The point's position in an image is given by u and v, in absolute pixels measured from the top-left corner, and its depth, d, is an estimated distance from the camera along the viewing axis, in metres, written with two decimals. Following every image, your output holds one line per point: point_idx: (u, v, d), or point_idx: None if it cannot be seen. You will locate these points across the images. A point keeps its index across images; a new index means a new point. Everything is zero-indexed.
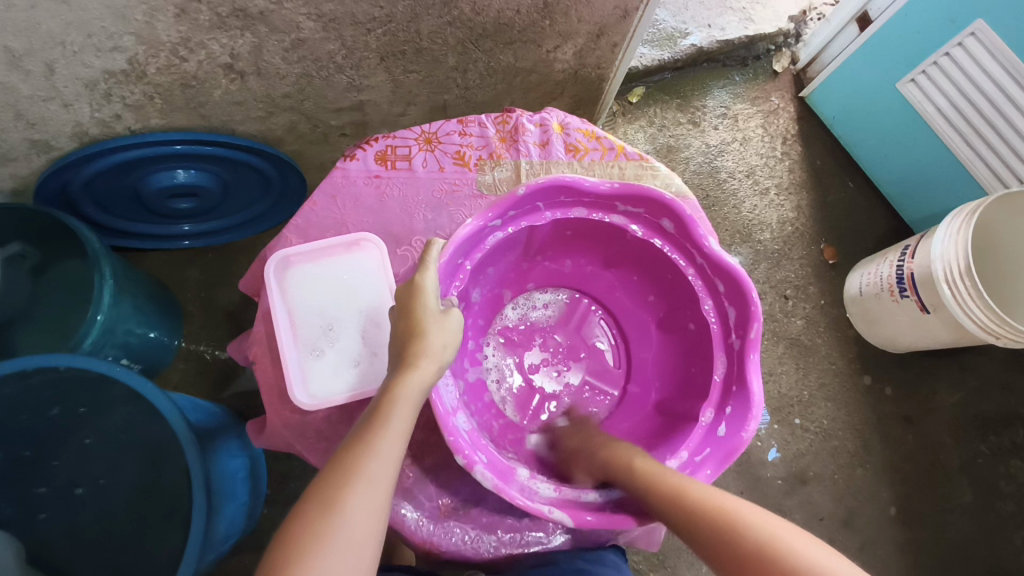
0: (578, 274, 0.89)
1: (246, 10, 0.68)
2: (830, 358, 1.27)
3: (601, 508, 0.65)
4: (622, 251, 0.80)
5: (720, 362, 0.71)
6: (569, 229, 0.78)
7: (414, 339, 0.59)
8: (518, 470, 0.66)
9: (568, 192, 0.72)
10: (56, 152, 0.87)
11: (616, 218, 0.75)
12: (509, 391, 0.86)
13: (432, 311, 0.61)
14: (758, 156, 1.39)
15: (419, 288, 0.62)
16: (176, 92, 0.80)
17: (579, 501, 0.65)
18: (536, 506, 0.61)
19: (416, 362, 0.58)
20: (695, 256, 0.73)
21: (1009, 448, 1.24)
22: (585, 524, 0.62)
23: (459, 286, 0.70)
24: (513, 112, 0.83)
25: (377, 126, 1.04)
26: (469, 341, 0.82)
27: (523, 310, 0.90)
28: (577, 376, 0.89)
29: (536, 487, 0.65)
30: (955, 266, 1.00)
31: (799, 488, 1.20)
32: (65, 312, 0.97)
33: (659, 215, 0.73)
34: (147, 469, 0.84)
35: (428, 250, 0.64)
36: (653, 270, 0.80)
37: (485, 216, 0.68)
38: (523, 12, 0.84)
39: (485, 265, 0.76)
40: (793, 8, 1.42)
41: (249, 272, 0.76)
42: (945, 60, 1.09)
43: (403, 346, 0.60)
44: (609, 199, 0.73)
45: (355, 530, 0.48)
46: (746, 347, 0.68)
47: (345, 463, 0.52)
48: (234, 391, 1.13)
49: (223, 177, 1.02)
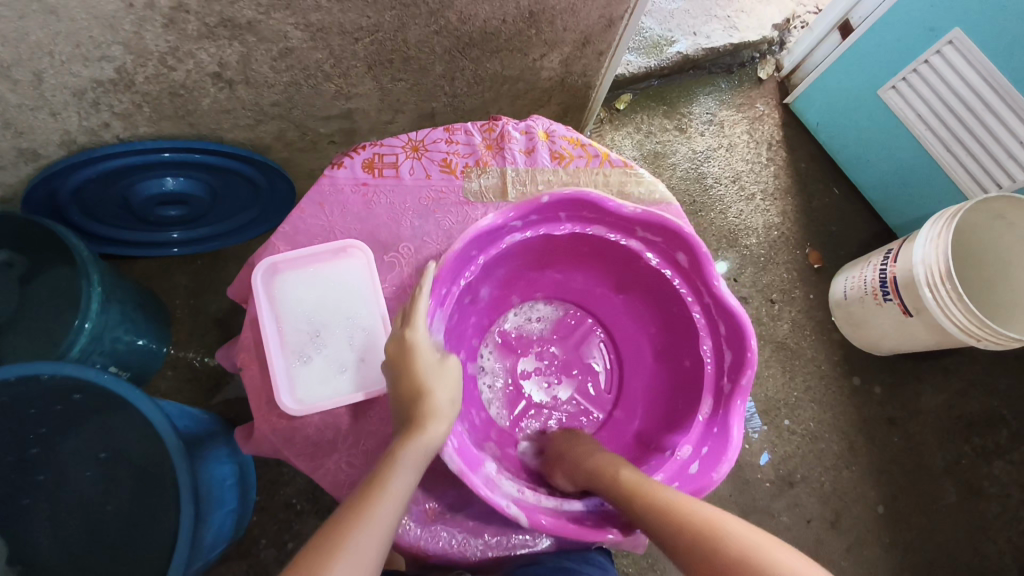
0: (585, 291, 0.89)
1: (234, 19, 0.69)
2: (816, 360, 1.29)
3: (557, 515, 0.66)
4: (632, 278, 0.81)
5: (705, 401, 0.72)
6: (584, 246, 0.79)
7: (419, 402, 0.62)
8: (486, 462, 0.66)
9: (590, 208, 0.73)
10: (44, 161, 0.87)
11: (634, 242, 0.75)
12: (499, 389, 0.88)
13: (430, 368, 0.64)
14: (744, 162, 1.40)
15: (411, 346, 0.64)
16: (165, 101, 0.80)
17: (537, 505, 0.65)
18: (496, 500, 0.62)
19: (425, 424, 0.60)
20: (703, 293, 0.73)
21: (992, 448, 1.26)
22: (543, 528, 0.62)
23: (468, 278, 0.72)
24: (499, 120, 0.84)
25: (366, 134, 1.04)
26: (470, 338, 0.84)
27: (525, 317, 0.92)
28: (567, 392, 0.90)
29: (499, 482, 0.65)
30: (936, 271, 1.02)
31: (787, 490, 1.21)
32: (52, 320, 0.97)
33: (675, 247, 0.73)
34: (137, 477, 0.84)
35: (415, 304, 0.66)
36: (660, 302, 0.80)
37: (506, 214, 0.70)
38: (509, 22, 0.86)
39: (497, 265, 0.78)
40: (776, 16, 1.44)
41: (236, 279, 0.76)
42: (925, 68, 1.11)
43: (410, 410, 0.62)
44: (629, 222, 0.74)
45: (368, 546, 0.51)
46: (734, 393, 0.69)
47: (368, 487, 0.56)
48: (223, 398, 1.14)
49: (211, 184, 1.02)
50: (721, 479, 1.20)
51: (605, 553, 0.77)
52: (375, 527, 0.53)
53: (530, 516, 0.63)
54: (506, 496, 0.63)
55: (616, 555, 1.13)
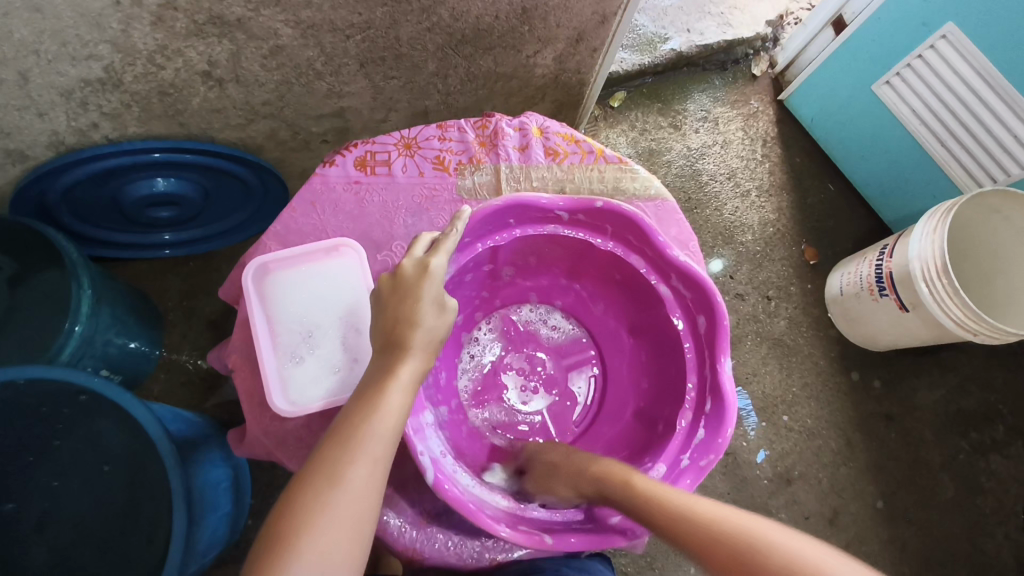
0: (603, 324, 0.88)
1: (223, 17, 0.68)
2: (813, 357, 1.28)
3: (468, 490, 0.64)
4: (648, 321, 0.79)
5: (659, 465, 0.68)
6: (616, 272, 0.78)
7: (407, 329, 0.57)
8: (426, 415, 0.66)
9: (636, 234, 0.72)
10: (31, 162, 0.85)
11: (664, 288, 0.73)
12: (477, 368, 0.87)
13: (433, 299, 0.59)
14: (739, 159, 1.40)
15: (429, 269, 0.60)
16: (154, 100, 0.79)
17: (452, 476, 0.64)
18: (416, 447, 0.61)
19: (407, 357, 0.56)
20: (705, 365, 0.70)
21: (989, 444, 1.26)
22: (442, 491, 0.59)
23: (494, 241, 0.73)
24: (492, 116, 0.83)
25: (358, 133, 1.03)
26: (469, 310, 0.85)
27: (537, 317, 0.91)
28: (540, 404, 0.88)
29: (429, 437, 0.64)
30: (932, 265, 1.01)
31: (785, 488, 1.21)
32: (41, 324, 0.95)
33: (699, 310, 0.71)
34: (130, 482, 0.83)
35: (443, 240, 0.63)
36: (660, 357, 0.78)
37: (554, 202, 0.71)
38: (502, 18, 0.85)
39: (524, 249, 0.78)
40: (770, 13, 1.44)
41: (228, 277, 0.75)
42: (918, 62, 1.11)
43: (392, 335, 0.57)
44: (666, 266, 0.72)
45: (379, 449, 0.52)
46: (689, 469, 0.67)
47: (365, 400, 0.54)
48: (217, 401, 1.12)
49: (203, 184, 1.01)
50: (719, 477, 1.20)
51: (607, 561, 0.77)
52: (382, 433, 0.53)
53: (437, 476, 0.60)
54: (426, 448, 0.62)
55: (614, 555, 1.12)
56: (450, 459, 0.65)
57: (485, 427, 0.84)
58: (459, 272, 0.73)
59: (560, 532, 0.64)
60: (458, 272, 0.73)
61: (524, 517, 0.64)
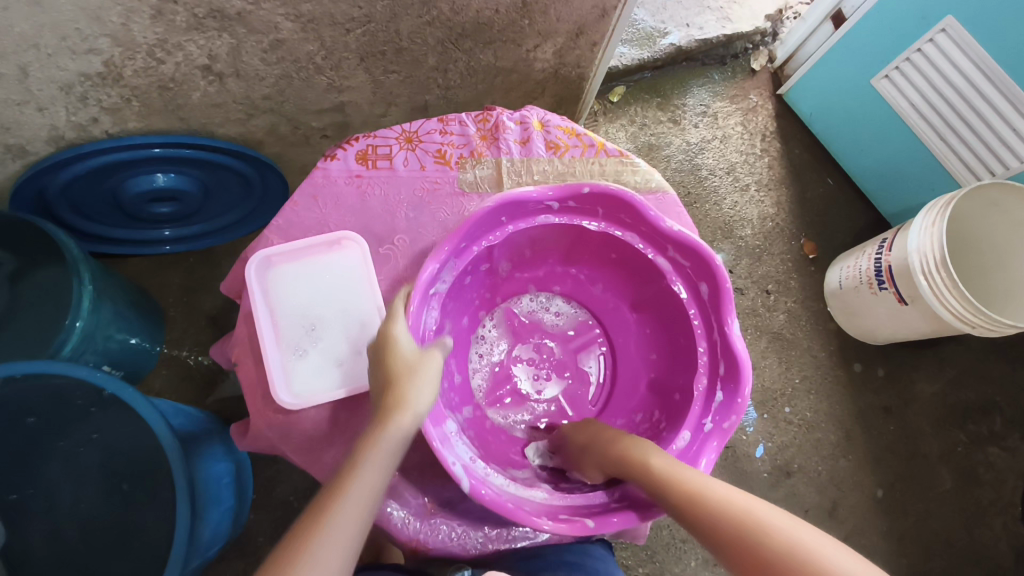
0: (604, 303, 0.88)
1: (223, 10, 0.68)
2: (813, 350, 1.29)
3: (502, 492, 0.64)
4: (649, 296, 0.79)
5: (683, 433, 0.68)
6: (613, 252, 0.79)
7: (391, 388, 0.59)
8: (447, 422, 0.66)
9: (629, 211, 0.72)
10: (32, 157, 0.85)
11: (662, 260, 0.74)
12: (487, 366, 0.87)
13: (408, 359, 0.61)
14: (738, 153, 1.40)
15: (393, 339, 0.63)
16: (154, 94, 0.79)
17: (484, 479, 0.63)
18: (446, 455, 0.61)
19: (392, 412, 0.57)
20: (713, 329, 0.70)
21: (987, 436, 1.27)
22: (479, 497, 0.60)
23: (492, 240, 0.73)
24: (493, 110, 0.83)
25: (359, 127, 1.03)
26: (473, 308, 0.84)
27: (537, 306, 0.91)
28: (553, 391, 0.89)
29: (455, 444, 0.64)
30: (931, 257, 1.02)
31: (785, 480, 1.21)
32: (41, 320, 0.95)
33: (700, 277, 0.71)
34: (133, 477, 0.83)
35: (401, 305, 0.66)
36: (667, 327, 0.78)
37: (545, 192, 0.71)
38: (502, 12, 0.85)
39: (525, 241, 0.78)
40: (769, 6, 1.44)
41: (229, 273, 0.75)
42: (918, 56, 1.11)
43: (381, 397, 0.59)
44: (663, 239, 0.72)
45: (347, 523, 0.50)
46: (712, 433, 0.66)
47: (339, 476, 0.53)
48: (218, 397, 1.13)
49: (202, 179, 1.01)
50: (719, 470, 1.20)
51: (607, 545, 0.78)
52: (352, 507, 0.51)
53: (472, 482, 0.60)
54: (456, 457, 0.62)
55: (616, 548, 1.13)
56: (478, 464, 0.65)
57: (506, 421, 0.85)
58: (459, 277, 0.73)
59: (599, 514, 0.64)
60: (458, 278, 0.73)
61: (563, 505, 0.65)
